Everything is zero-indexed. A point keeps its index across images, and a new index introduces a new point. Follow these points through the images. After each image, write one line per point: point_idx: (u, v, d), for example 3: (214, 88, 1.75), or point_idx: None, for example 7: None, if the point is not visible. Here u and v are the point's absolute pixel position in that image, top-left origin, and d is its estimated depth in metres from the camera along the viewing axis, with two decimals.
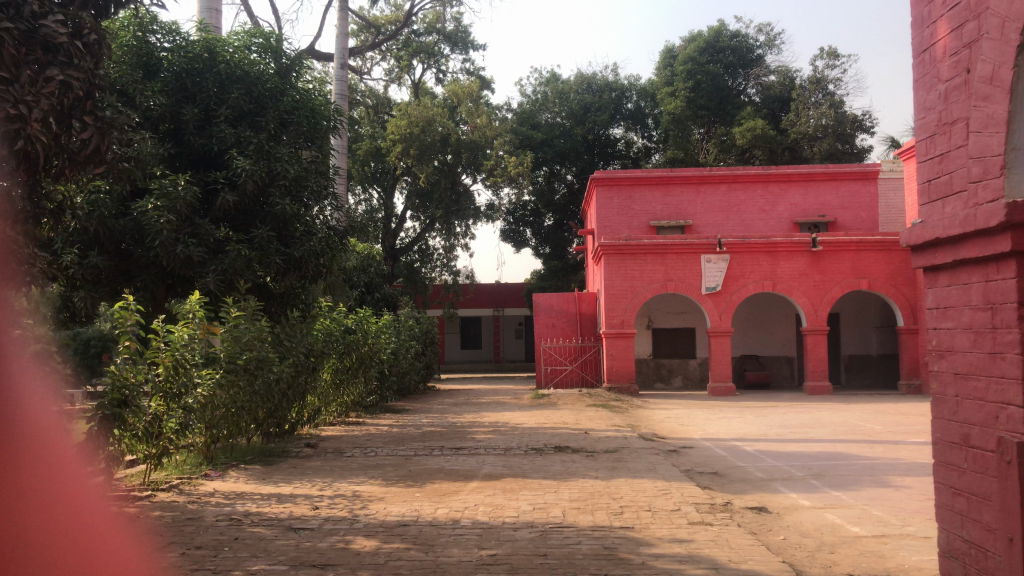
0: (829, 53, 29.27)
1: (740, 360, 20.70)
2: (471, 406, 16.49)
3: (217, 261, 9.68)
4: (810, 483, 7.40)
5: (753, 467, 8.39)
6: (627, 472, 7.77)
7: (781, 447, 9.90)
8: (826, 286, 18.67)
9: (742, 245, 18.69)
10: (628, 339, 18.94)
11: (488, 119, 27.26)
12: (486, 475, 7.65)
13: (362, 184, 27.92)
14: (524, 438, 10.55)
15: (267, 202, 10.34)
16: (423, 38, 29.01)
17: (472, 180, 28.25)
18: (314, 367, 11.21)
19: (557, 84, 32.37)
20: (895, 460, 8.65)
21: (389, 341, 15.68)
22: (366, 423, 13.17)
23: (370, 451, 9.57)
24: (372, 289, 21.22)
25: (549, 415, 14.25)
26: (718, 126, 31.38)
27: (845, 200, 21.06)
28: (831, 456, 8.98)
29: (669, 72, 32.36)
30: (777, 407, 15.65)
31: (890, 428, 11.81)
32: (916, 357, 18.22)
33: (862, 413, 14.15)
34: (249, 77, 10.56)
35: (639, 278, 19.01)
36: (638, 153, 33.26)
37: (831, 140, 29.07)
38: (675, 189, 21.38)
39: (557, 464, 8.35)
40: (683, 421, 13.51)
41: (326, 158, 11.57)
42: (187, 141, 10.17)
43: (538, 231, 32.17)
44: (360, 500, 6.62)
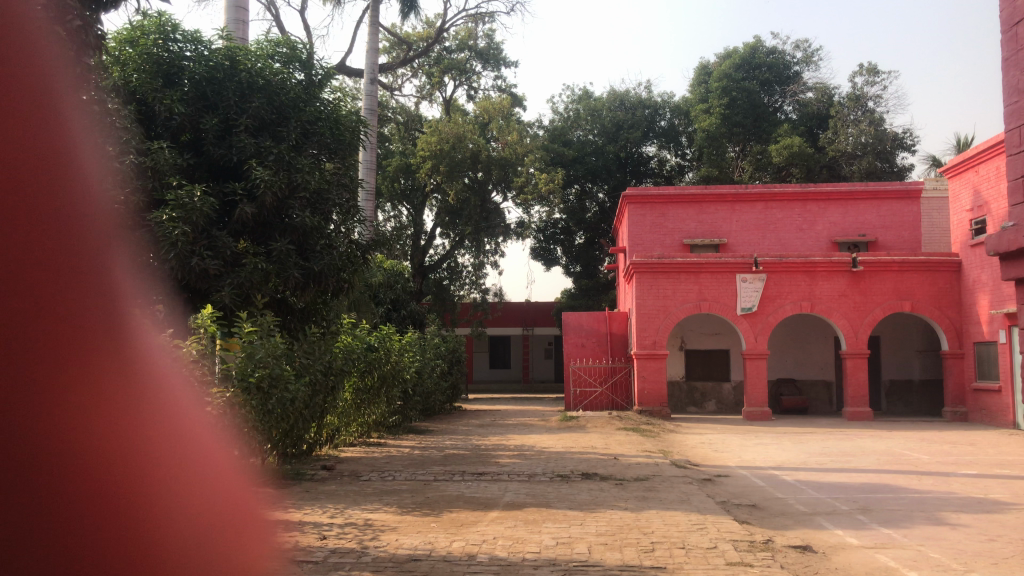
0: (868, 69, 28.63)
1: (777, 384, 20.03)
2: (496, 428, 16.00)
3: (234, 274, 9.43)
4: (857, 518, 6.85)
5: (794, 499, 7.83)
6: (658, 503, 7.26)
7: (822, 477, 9.32)
8: (867, 308, 18.00)
9: (779, 265, 18.10)
10: (659, 361, 18.37)
11: (519, 136, 27.00)
12: (507, 504, 7.19)
13: (392, 201, 27.62)
14: (550, 463, 10.09)
15: (286, 214, 10.06)
16: (455, 55, 28.87)
17: (503, 197, 27.91)
18: (335, 387, 10.81)
19: (589, 101, 32.01)
20: (948, 493, 8.05)
21: (413, 360, 15.32)
22: (387, 444, 12.78)
23: (387, 475, 9.15)
24: (399, 306, 20.91)
25: (577, 438, 13.75)
26: (754, 143, 30.77)
27: (886, 219, 20.32)
28: (877, 489, 8.38)
29: (703, 89, 31.89)
30: (816, 433, 14.97)
31: (937, 457, 11.16)
32: (962, 384, 17.43)
33: (907, 441, 13.46)
34: (271, 86, 10.32)
35: (672, 297, 18.47)
36: (671, 171, 32.67)
37: (871, 158, 28.40)
38: (709, 207, 20.88)
39: (584, 492, 7.84)
40: (717, 447, 12.94)
41: (350, 171, 11.26)
42: (207, 152, 9.91)
43: (569, 249, 31.74)
44: (372, 530, 6.20)
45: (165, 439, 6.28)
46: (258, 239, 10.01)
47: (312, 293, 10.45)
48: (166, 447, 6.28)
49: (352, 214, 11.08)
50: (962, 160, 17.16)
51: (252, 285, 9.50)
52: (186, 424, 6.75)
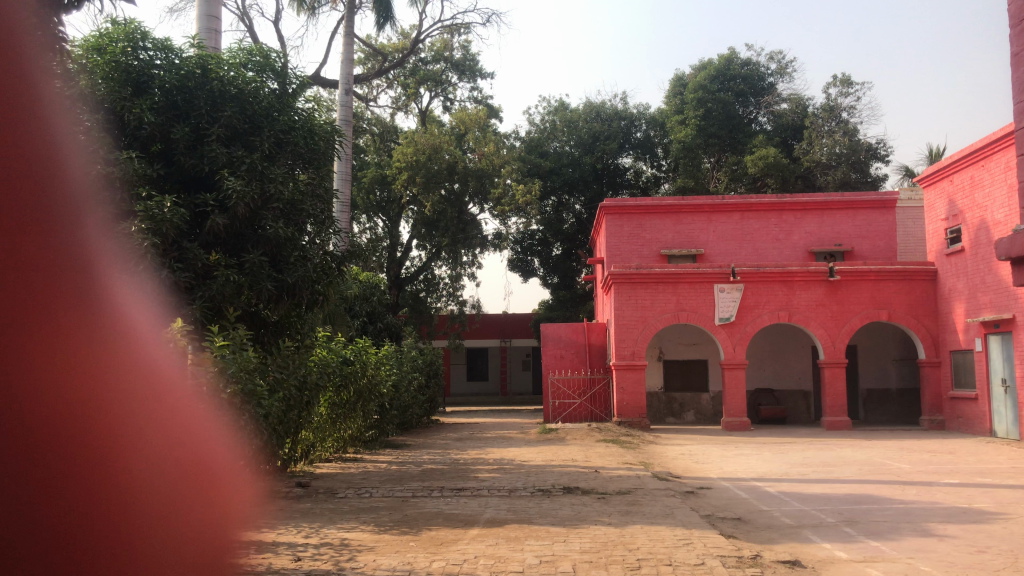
0: (842, 80, 28.88)
1: (755, 394, 19.99)
2: (475, 441, 15.79)
3: (205, 287, 9.23)
4: (843, 531, 6.75)
5: (779, 512, 7.71)
6: (642, 518, 7.11)
7: (805, 488, 9.22)
8: (844, 317, 18.02)
9: (757, 275, 18.09)
10: (638, 372, 18.26)
11: (496, 147, 26.92)
12: (488, 521, 7.00)
13: (367, 213, 27.41)
14: (531, 477, 9.91)
15: (259, 225, 9.86)
16: (430, 66, 28.79)
17: (480, 209, 27.77)
18: (309, 402, 10.59)
19: (566, 112, 32.00)
20: (933, 504, 7.97)
21: (390, 373, 15.12)
22: (364, 459, 12.55)
23: (364, 491, 8.93)
24: (375, 319, 20.69)
25: (557, 451, 13.59)
26: (730, 154, 30.91)
27: (862, 229, 20.43)
28: (862, 500, 8.30)
29: (679, 100, 32.01)
30: (796, 444, 14.90)
31: (919, 467, 11.11)
32: (938, 392, 17.48)
33: (888, 450, 13.43)
34: (243, 95, 10.11)
35: (650, 308, 18.40)
36: (647, 182, 32.74)
37: (845, 168, 28.62)
38: (686, 217, 20.87)
39: (566, 507, 7.67)
40: (698, 458, 12.82)
41: (325, 182, 11.06)
42: (178, 162, 9.67)
43: (546, 261, 31.64)
44: (349, 549, 6.01)
45: (158, 435, 6.45)
46: (230, 251, 9.78)
47: (286, 306, 10.24)
48: (160, 442, 6.47)
49: (326, 225, 10.90)
50: (936, 170, 17.26)
51: (223, 298, 9.29)
52: (182, 416, 6.92)
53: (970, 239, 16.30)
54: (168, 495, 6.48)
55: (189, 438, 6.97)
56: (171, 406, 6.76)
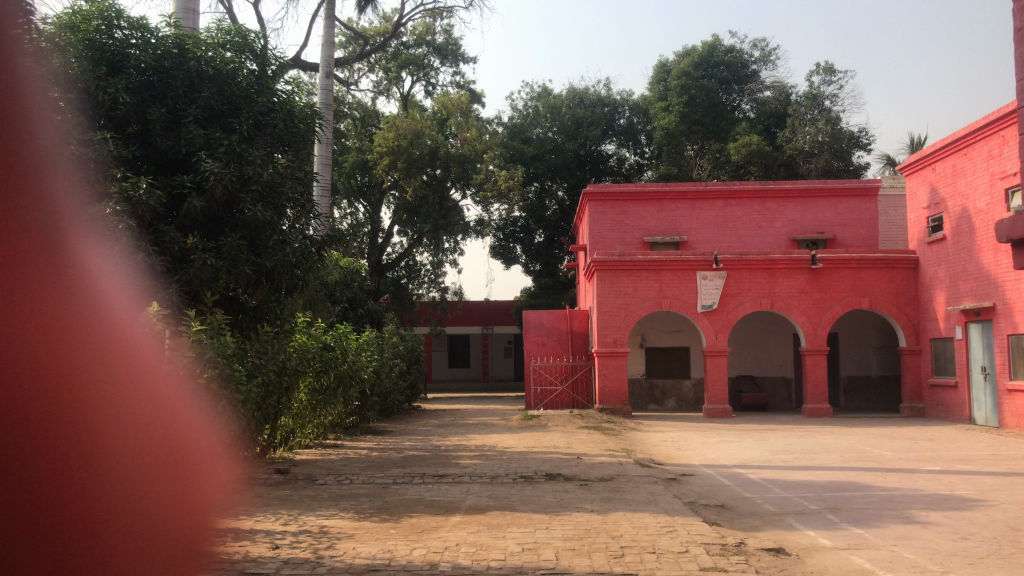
0: (825, 68, 28.90)
1: (737, 381, 20.03)
2: (456, 428, 15.70)
3: (182, 271, 9.09)
4: (827, 518, 6.72)
5: (762, 499, 7.68)
6: (625, 505, 7.05)
7: (788, 475, 9.21)
8: (826, 305, 18.06)
9: (739, 262, 18.08)
10: (620, 359, 18.23)
11: (478, 132, 26.74)
12: (470, 508, 6.92)
13: (348, 198, 27.22)
14: (513, 464, 9.85)
15: (237, 209, 9.67)
16: (412, 50, 28.52)
17: (462, 194, 27.62)
18: (289, 388, 10.44)
19: (549, 98, 31.85)
20: (915, 491, 7.97)
21: (371, 359, 15.00)
22: (344, 446, 12.44)
23: (344, 478, 8.83)
24: (356, 305, 20.56)
25: (539, 437, 13.53)
26: (713, 141, 30.86)
27: (843, 217, 20.47)
28: (845, 487, 8.27)
29: (662, 87, 31.95)
30: (777, 431, 14.93)
31: (901, 454, 11.13)
32: (918, 379, 17.57)
33: (868, 437, 13.46)
34: (221, 76, 9.90)
35: (633, 295, 18.35)
36: (630, 169, 32.65)
37: (827, 156, 28.68)
38: (669, 204, 20.82)
39: (549, 494, 7.60)
40: (681, 445, 12.80)
41: (304, 165, 10.88)
42: (154, 143, 9.47)
43: (528, 247, 31.56)
44: (328, 537, 5.91)
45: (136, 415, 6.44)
46: (207, 234, 9.61)
47: (264, 291, 10.08)
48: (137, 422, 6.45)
49: (306, 209, 10.72)
50: (919, 158, 17.28)
51: (200, 283, 9.14)
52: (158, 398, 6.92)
53: (952, 228, 16.34)
54: (148, 478, 6.54)
55: (169, 422, 7.04)
56: (150, 392, 6.79)
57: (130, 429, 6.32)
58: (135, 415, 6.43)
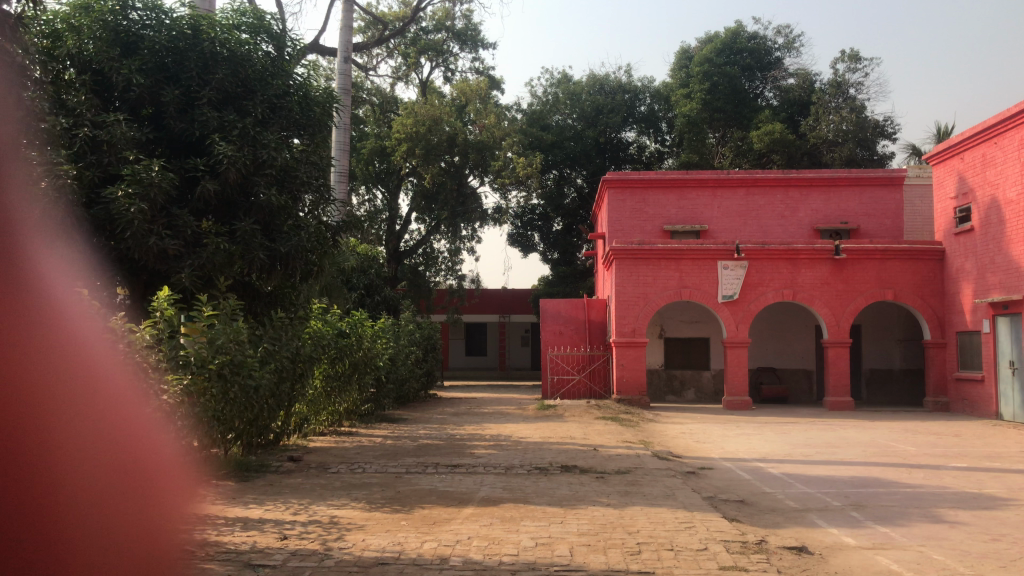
0: (850, 55, 28.42)
1: (757, 372, 19.76)
2: (472, 417, 15.55)
3: (194, 256, 8.88)
4: (851, 515, 6.51)
5: (783, 495, 7.48)
6: (642, 499, 6.87)
7: (810, 470, 9.00)
8: (849, 296, 17.74)
9: (761, 252, 17.79)
10: (639, 349, 18.01)
11: (497, 119, 26.51)
12: (483, 500, 6.76)
13: (366, 184, 27.14)
14: (528, 454, 9.69)
15: (251, 192, 9.53)
16: (432, 36, 28.31)
17: (480, 181, 27.42)
18: (303, 374, 10.31)
19: (569, 85, 31.58)
20: (942, 488, 7.73)
21: (386, 346, 14.86)
22: (358, 433, 12.32)
23: (357, 467, 8.71)
24: (372, 292, 20.46)
25: (556, 428, 13.36)
26: (735, 129, 30.46)
27: (868, 207, 20.10)
28: (869, 483, 8.05)
29: (684, 74, 31.59)
30: (798, 424, 14.68)
31: (926, 449, 10.87)
32: (943, 373, 17.24)
33: (891, 432, 13.19)
34: (236, 57, 9.75)
35: (652, 284, 18.12)
36: (651, 157, 32.30)
37: (852, 145, 28.21)
38: (690, 192, 20.53)
39: (564, 487, 7.43)
40: (699, 437, 12.60)
41: (320, 149, 10.72)
42: (168, 126, 9.35)
43: (547, 236, 31.37)
44: (337, 528, 5.76)
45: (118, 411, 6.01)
46: (220, 218, 9.49)
47: (279, 277, 9.94)
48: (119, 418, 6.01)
49: (323, 193, 10.58)
50: (947, 147, 16.90)
51: (214, 267, 8.97)
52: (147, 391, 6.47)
53: (980, 218, 15.98)
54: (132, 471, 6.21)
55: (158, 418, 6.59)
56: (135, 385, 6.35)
57: (126, 415, 6.13)
58: (129, 399, 6.25)
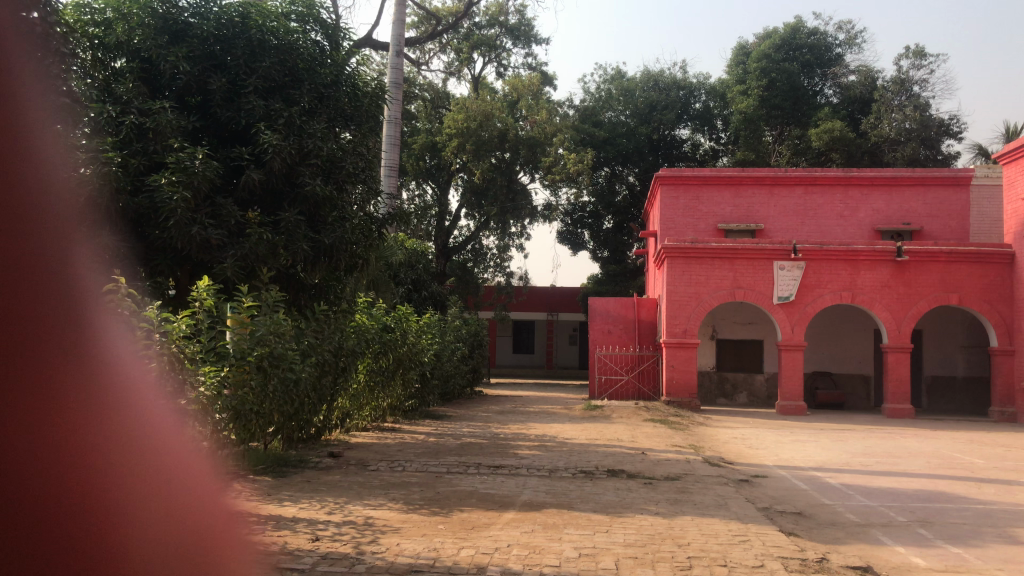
0: (915, 51, 27.43)
1: (812, 377, 19.14)
2: (517, 415, 15.27)
3: (237, 245, 8.72)
4: (918, 533, 6.08)
5: (843, 507, 7.05)
6: (693, 508, 6.53)
7: (871, 481, 8.53)
8: (911, 300, 17.05)
9: (819, 252, 17.20)
10: (690, 350, 17.56)
11: (550, 115, 26.24)
12: (525, 504, 6.48)
13: (416, 179, 27.11)
14: (574, 457, 9.37)
15: (297, 182, 9.37)
16: (485, 31, 28.16)
17: (531, 178, 27.15)
18: (346, 368, 10.13)
19: (622, 81, 31.17)
20: (1015, 506, 7.22)
21: (432, 342, 14.67)
22: (402, 430, 12.13)
23: (397, 465, 8.50)
24: (420, 287, 20.35)
25: (602, 429, 13.02)
26: (792, 127, 29.70)
27: (932, 208, 19.32)
28: (935, 498, 7.56)
29: (741, 70, 30.96)
30: (856, 432, 14.10)
31: (994, 463, 10.27)
32: (1010, 382, 16.44)
33: (956, 442, 12.56)
34: (284, 46, 9.61)
35: (705, 284, 17.65)
36: (705, 155, 31.68)
37: (915, 144, 27.27)
38: (746, 190, 20.00)
39: (610, 492, 7.11)
40: (752, 443, 12.14)
41: (367, 141, 10.53)
42: (215, 115, 9.26)
43: (597, 234, 30.95)
44: (372, 531, 5.54)
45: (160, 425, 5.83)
46: (265, 210, 9.39)
47: (324, 270, 9.77)
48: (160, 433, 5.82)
49: (370, 185, 10.43)
50: (1020, 145, 16.12)
51: (257, 259, 8.80)
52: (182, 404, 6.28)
53: None
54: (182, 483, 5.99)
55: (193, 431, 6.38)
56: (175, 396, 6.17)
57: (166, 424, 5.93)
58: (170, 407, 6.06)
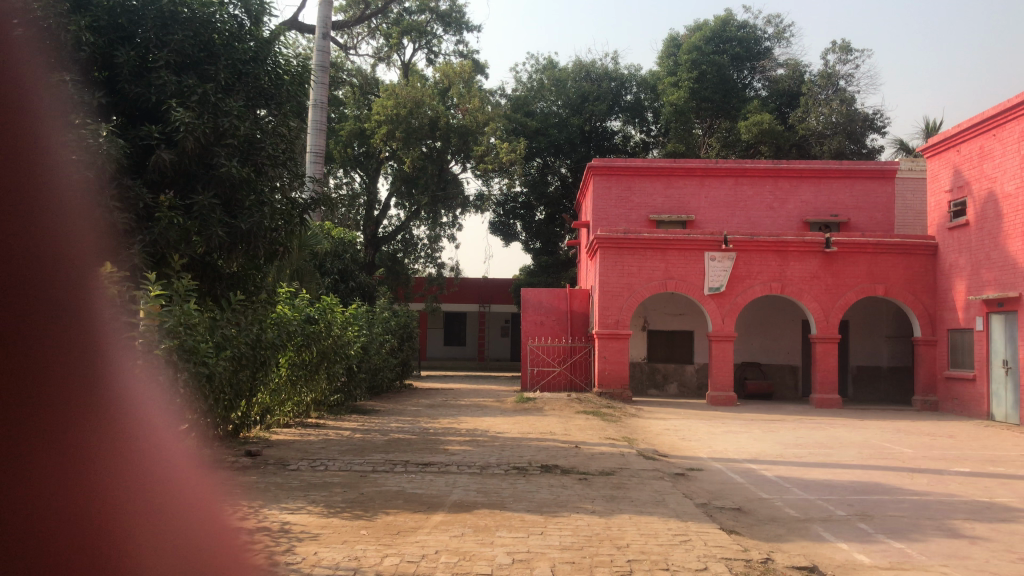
0: (840, 47, 27.90)
1: (742, 367, 19.23)
2: (448, 409, 14.85)
3: (145, 231, 8.17)
4: (859, 528, 5.92)
5: (781, 502, 6.88)
6: (629, 506, 6.25)
7: (806, 473, 8.42)
8: (839, 291, 17.23)
9: (750, 243, 17.24)
10: (622, 341, 17.41)
11: (481, 103, 25.81)
12: (454, 505, 6.11)
13: (344, 167, 26.39)
14: (506, 452, 9.04)
15: (212, 163, 8.76)
16: (415, 17, 27.57)
17: (462, 167, 26.76)
18: (266, 362, 9.58)
19: (554, 71, 30.94)
20: (950, 497, 7.15)
21: (359, 335, 14.15)
22: (326, 426, 11.62)
23: (319, 463, 8.04)
24: (347, 278, 19.76)
25: (534, 423, 12.73)
26: (722, 120, 29.93)
27: (858, 200, 19.61)
28: (871, 490, 7.46)
29: (671, 62, 31.07)
30: (786, 422, 14.12)
31: (923, 452, 10.30)
32: (933, 371, 16.77)
33: (884, 432, 12.65)
34: (197, 18, 8.97)
35: (637, 275, 17.53)
36: (636, 147, 31.69)
37: (841, 138, 27.76)
38: (677, 181, 19.97)
39: (543, 490, 6.79)
40: (685, 435, 12.00)
41: (289, 121, 9.98)
42: (122, 90, 8.55)
43: (529, 225, 30.70)
44: (287, 538, 5.10)
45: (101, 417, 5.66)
46: (178, 193, 8.76)
47: (242, 258, 9.20)
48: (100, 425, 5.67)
49: (292, 169, 9.90)
50: (942, 139, 16.42)
51: (167, 245, 8.27)
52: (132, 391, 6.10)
53: (975, 213, 15.49)
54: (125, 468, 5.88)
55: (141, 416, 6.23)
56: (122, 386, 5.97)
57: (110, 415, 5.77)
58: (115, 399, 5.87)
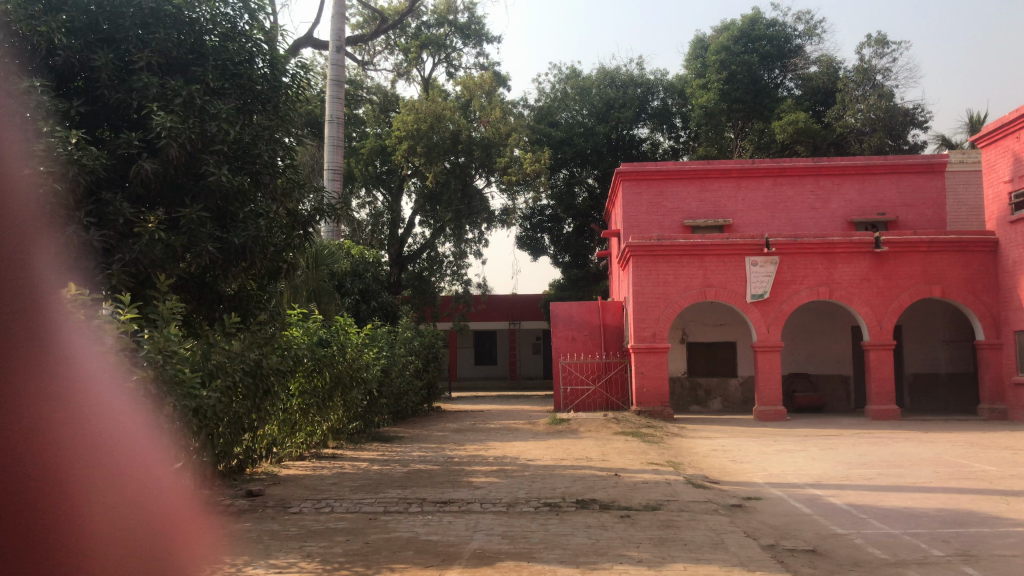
0: (877, 39, 26.73)
1: (788, 379, 18.07)
2: (476, 434, 13.88)
3: (127, 248, 7.17)
4: (964, 572, 4.88)
5: (862, 538, 5.83)
6: (682, 551, 5.25)
7: (880, 500, 7.36)
8: (892, 293, 16.04)
9: (793, 246, 16.13)
10: (660, 355, 16.35)
11: (503, 115, 25.02)
12: (475, 556, 5.16)
13: (365, 186, 25.59)
14: (537, 484, 8.06)
15: (201, 173, 7.92)
16: (434, 30, 26.83)
17: (486, 181, 25.83)
18: (271, 391, 8.61)
19: (578, 79, 30.06)
20: None
21: (378, 357, 13.25)
22: (343, 457, 10.73)
23: (326, 505, 7.12)
24: (368, 298, 18.89)
25: (569, 446, 11.74)
26: (755, 120, 28.89)
27: (906, 196, 18.43)
28: (964, 519, 6.37)
29: (699, 65, 30.20)
30: (844, 437, 12.96)
31: (1008, 469, 9.15)
32: (999, 377, 15.51)
33: (955, 446, 11.48)
34: (181, 16, 8.08)
35: (673, 284, 16.47)
36: (665, 154, 30.65)
37: (881, 134, 26.62)
38: (712, 183, 18.91)
39: (580, 532, 5.81)
40: (735, 455, 10.95)
41: (287, 123, 9.14)
42: (103, 98, 7.65)
43: (558, 238, 29.66)
44: None
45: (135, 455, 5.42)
46: (166, 209, 7.94)
47: (240, 277, 8.36)
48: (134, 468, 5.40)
49: (292, 177, 9.08)
50: (998, 126, 15.25)
51: (154, 263, 7.28)
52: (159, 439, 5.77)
53: None
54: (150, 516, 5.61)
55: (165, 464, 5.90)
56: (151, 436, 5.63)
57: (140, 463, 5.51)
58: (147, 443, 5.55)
